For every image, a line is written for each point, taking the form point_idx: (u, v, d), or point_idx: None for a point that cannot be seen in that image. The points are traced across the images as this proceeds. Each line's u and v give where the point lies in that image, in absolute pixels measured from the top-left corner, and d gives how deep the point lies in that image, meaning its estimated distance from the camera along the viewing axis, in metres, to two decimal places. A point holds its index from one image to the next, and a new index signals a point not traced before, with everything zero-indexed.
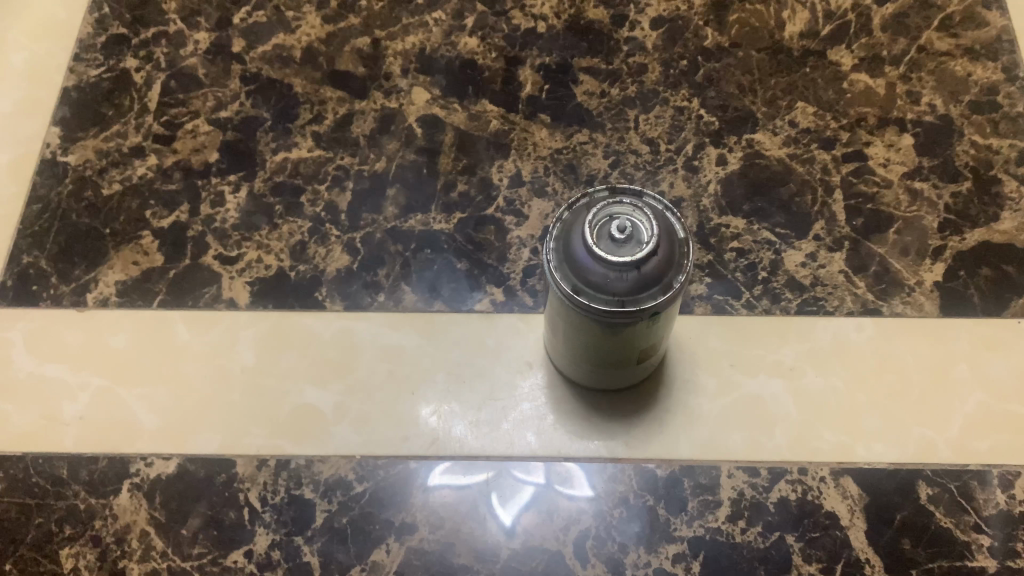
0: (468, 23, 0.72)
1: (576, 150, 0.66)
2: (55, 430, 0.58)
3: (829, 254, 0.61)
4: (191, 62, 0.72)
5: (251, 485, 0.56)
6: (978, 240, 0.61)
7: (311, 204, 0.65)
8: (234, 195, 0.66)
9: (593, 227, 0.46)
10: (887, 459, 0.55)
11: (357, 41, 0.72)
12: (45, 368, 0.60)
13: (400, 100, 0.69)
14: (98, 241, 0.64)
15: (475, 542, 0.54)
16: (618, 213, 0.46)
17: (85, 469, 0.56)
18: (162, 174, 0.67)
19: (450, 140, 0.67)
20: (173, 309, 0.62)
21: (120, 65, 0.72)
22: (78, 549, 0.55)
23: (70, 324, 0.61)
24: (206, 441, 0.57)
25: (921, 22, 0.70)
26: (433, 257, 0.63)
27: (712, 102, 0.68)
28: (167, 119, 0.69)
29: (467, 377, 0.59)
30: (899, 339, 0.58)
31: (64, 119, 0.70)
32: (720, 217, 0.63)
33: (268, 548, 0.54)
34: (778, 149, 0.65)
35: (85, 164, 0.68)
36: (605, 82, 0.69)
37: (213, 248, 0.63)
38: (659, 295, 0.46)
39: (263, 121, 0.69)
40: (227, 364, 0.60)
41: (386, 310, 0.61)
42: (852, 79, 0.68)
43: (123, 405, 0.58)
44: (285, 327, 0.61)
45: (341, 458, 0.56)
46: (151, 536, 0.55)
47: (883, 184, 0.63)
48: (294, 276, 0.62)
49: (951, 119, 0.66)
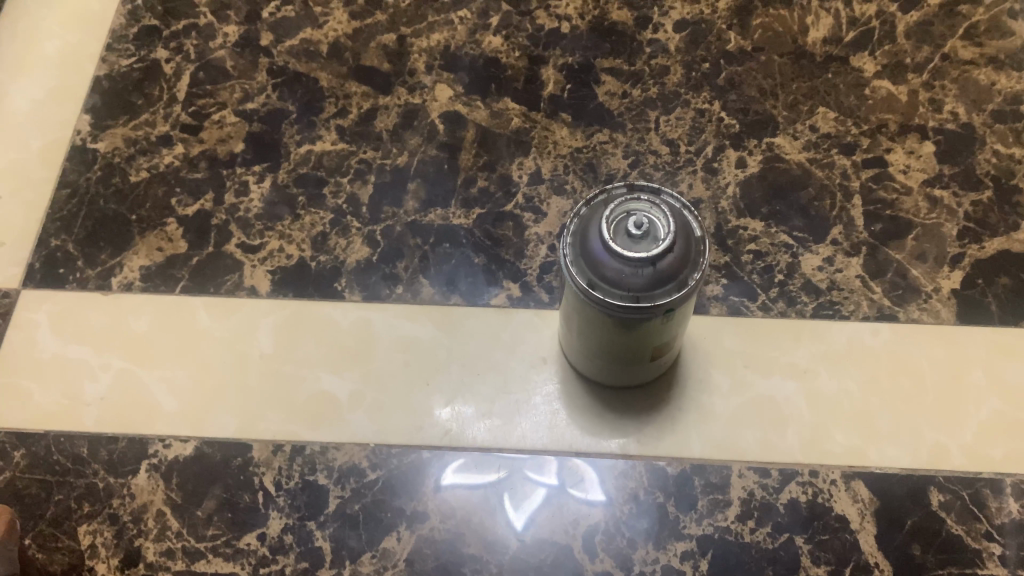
0: (492, 22, 0.73)
1: (595, 150, 0.67)
2: (77, 409, 0.59)
3: (847, 259, 0.61)
4: (220, 54, 0.73)
5: (266, 470, 0.57)
6: (997, 249, 0.61)
7: (333, 196, 0.66)
8: (258, 185, 0.67)
9: (609, 223, 0.46)
10: (899, 463, 0.55)
11: (383, 37, 0.73)
12: (70, 349, 0.61)
13: (423, 96, 0.70)
14: (124, 227, 0.66)
15: (485, 533, 0.54)
16: (633, 210, 0.47)
17: (105, 449, 0.58)
18: (189, 163, 0.68)
19: (471, 137, 0.68)
20: (196, 295, 0.63)
21: (151, 56, 0.73)
22: (95, 527, 0.56)
23: (96, 307, 0.63)
24: (223, 423, 0.58)
25: (945, 30, 0.70)
26: (451, 252, 0.63)
27: (733, 104, 0.68)
28: (195, 109, 0.71)
29: (481, 369, 0.59)
30: (915, 344, 0.58)
31: (95, 107, 0.71)
32: (737, 219, 0.63)
33: (280, 532, 0.55)
34: (798, 153, 0.65)
35: (114, 151, 0.69)
36: (627, 83, 0.70)
37: (236, 237, 0.65)
38: (673, 293, 0.46)
39: (288, 114, 0.70)
40: (247, 349, 0.61)
41: (403, 302, 0.62)
42: (874, 85, 0.68)
43: (144, 387, 0.60)
44: (304, 315, 0.62)
45: (355, 445, 0.57)
46: (167, 517, 0.56)
47: (902, 191, 0.63)
48: (314, 265, 0.63)
49: (973, 127, 0.66)
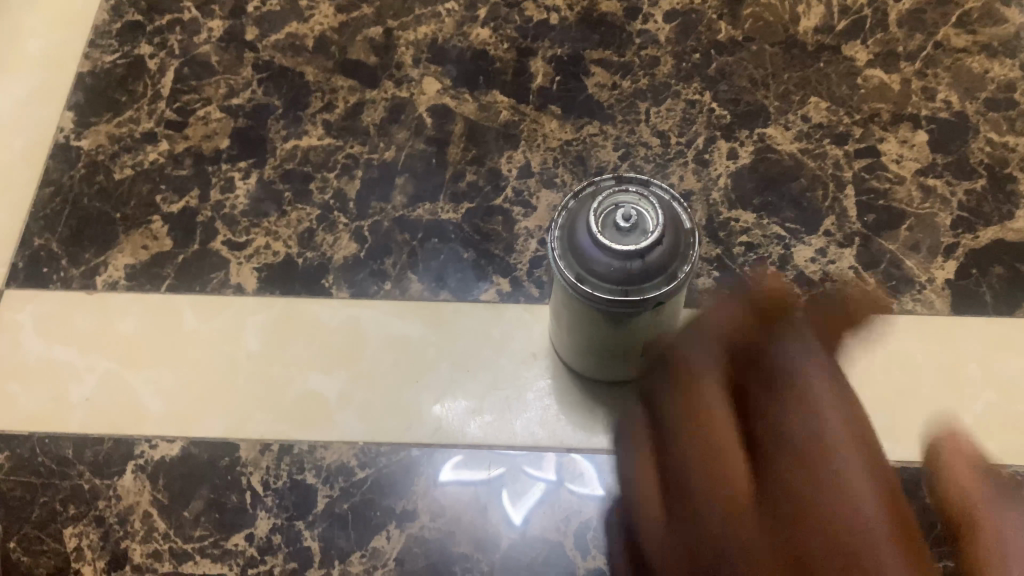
0: (480, 14, 0.72)
1: (585, 142, 0.66)
2: (62, 411, 0.58)
3: (840, 249, 0.60)
4: (204, 49, 0.72)
5: (253, 470, 0.56)
6: (991, 239, 0.60)
7: (320, 191, 0.65)
8: (244, 181, 0.66)
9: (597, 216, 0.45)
10: (895, 456, 0.54)
11: (370, 31, 0.72)
12: (56, 350, 0.60)
13: (411, 90, 0.69)
14: (109, 226, 0.65)
15: (476, 531, 0.54)
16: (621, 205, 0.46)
17: (90, 450, 0.57)
18: (174, 160, 0.67)
19: (460, 130, 0.67)
20: (182, 294, 0.62)
21: (135, 52, 0.72)
22: (80, 529, 0.55)
23: (80, 307, 0.62)
24: (211, 423, 0.57)
25: (937, 18, 0.70)
26: (440, 247, 0.63)
27: (724, 95, 0.67)
28: (179, 106, 0.70)
29: (470, 366, 0.59)
30: (910, 336, 0.58)
31: (78, 104, 0.70)
32: (729, 211, 0.62)
33: (268, 532, 0.54)
34: (790, 144, 0.65)
35: (98, 149, 0.68)
36: (617, 74, 0.69)
37: (222, 234, 0.64)
38: (663, 286, 0.45)
39: (274, 109, 0.69)
40: (235, 348, 0.60)
41: (392, 299, 0.61)
42: (867, 74, 0.67)
43: (131, 387, 0.59)
44: (292, 313, 0.61)
45: (344, 444, 0.56)
46: (153, 518, 0.55)
47: (895, 180, 0.63)
48: (301, 262, 0.63)
49: (967, 116, 0.65)
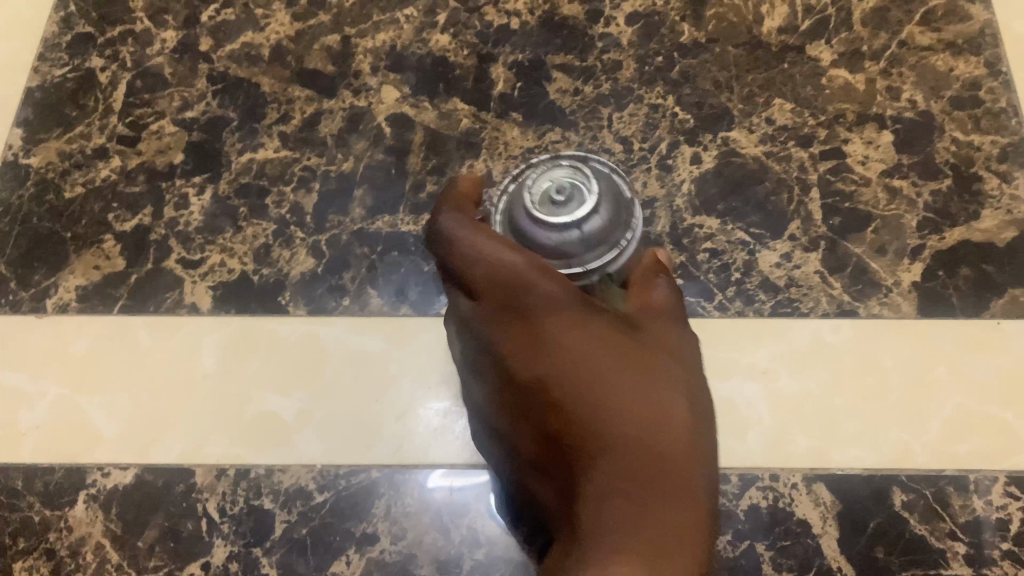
0: (440, 19, 0.71)
1: (547, 150, 0.65)
2: (12, 440, 0.57)
3: (805, 254, 0.59)
4: (157, 61, 0.70)
5: (209, 495, 0.55)
6: (957, 240, 0.60)
7: (277, 205, 0.64)
8: (198, 197, 0.64)
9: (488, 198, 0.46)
10: (862, 464, 0.54)
11: (327, 39, 0.70)
12: (5, 376, 0.59)
13: (369, 99, 0.68)
14: (59, 245, 0.63)
15: (438, 552, 0.53)
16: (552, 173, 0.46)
17: (41, 480, 0.56)
18: (126, 177, 0.65)
19: (419, 139, 0.66)
20: (134, 314, 0.60)
21: (85, 65, 0.70)
22: (31, 562, 0.54)
23: (30, 331, 0.60)
24: (165, 448, 0.56)
25: (902, 16, 0.68)
26: (400, 260, 0.61)
27: (688, 98, 0.66)
28: (132, 120, 0.68)
29: (432, 381, 0.57)
30: (876, 340, 0.57)
31: (27, 120, 0.68)
32: (693, 217, 0.61)
33: (225, 560, 0.53)
34: (754, 147, 0.64)
35: (47, 166, 0.66)
36: (579, 79, 0.67)
37: (175, 252, 0.62)
38: (606, 255, 0.42)
39: (229, 121, 0.67)
40: (189, 369, 0.59)
41: (351, 314, 0.60)
42: (832, 74, 0.66)
43: (82, 413, 0.58)
44: (248, 331, 0.59)
45: (302, 466, 0.55)
46: (106, 549, 0.54)
47: (861, 182, 0.62)
48: (257, 279, 0.61)
49: (932, 115, 0.64)
